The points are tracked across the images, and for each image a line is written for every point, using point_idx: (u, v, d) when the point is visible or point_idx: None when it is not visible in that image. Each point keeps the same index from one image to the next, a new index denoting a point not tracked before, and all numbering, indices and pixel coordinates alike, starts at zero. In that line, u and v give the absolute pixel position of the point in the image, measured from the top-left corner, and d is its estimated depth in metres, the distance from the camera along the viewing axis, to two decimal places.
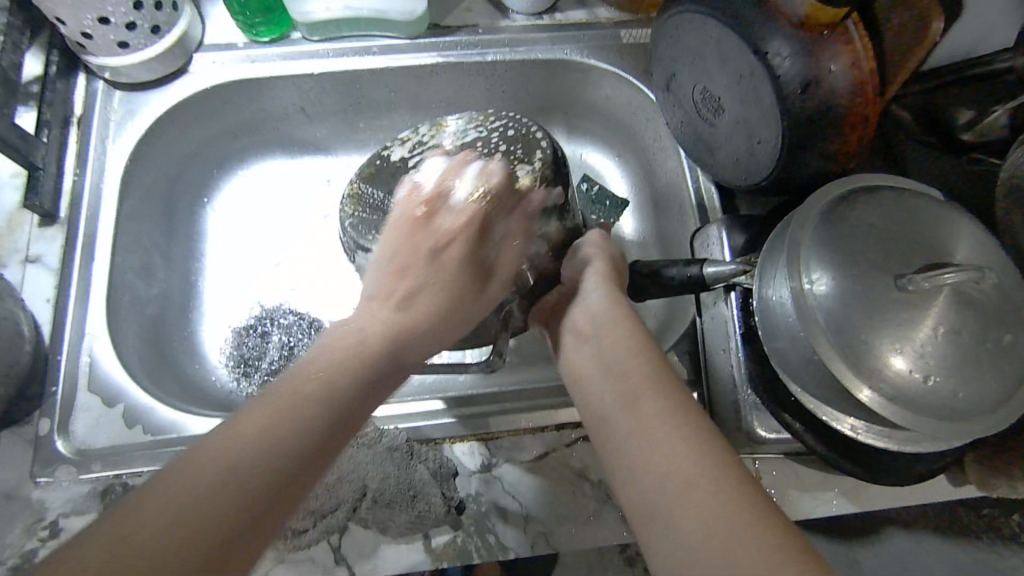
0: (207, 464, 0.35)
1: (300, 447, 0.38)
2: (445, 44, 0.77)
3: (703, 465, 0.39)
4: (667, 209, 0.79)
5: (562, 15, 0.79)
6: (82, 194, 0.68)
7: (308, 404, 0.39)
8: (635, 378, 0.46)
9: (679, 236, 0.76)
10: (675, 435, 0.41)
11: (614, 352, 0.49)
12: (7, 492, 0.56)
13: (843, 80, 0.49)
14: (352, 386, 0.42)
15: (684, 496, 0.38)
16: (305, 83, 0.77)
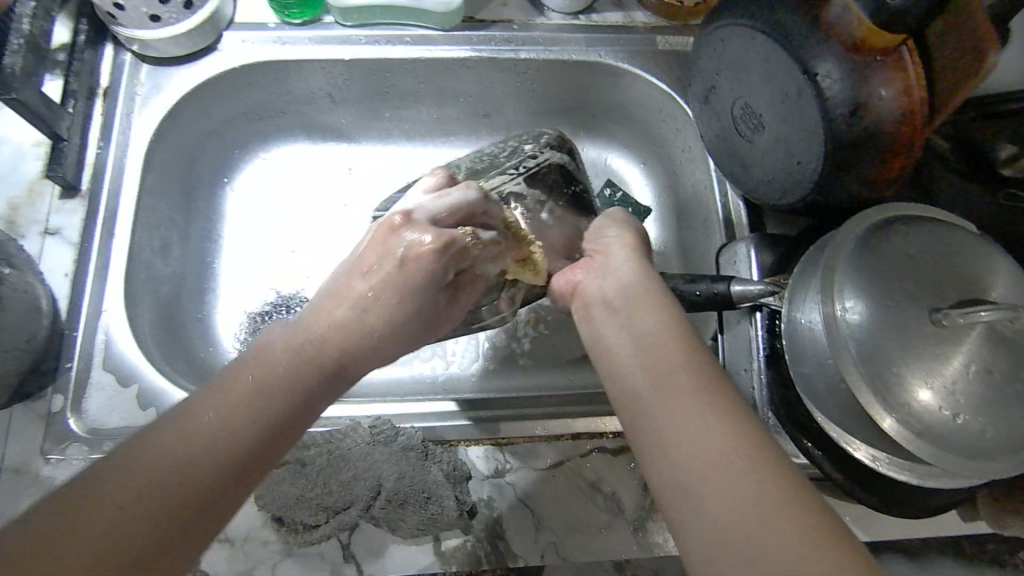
0: (155, 463, 0.37)
1: (220, 463, 0.38)
2: (479, 37, 0.76)
3: (742, 454, 0.38)
4: (692, 220, 0.78)
5: (599, 17, 0.78)
6: (105, 168, 0.67)
7: (276, 413, 0.42)
8: (669, 360, 0.44)
9: (702, 248, 0.75)
10: (711, 419, 0.40)
11: (647, 332, 0.47)
12: (16, 466, 0.55)
13: (892, 106, 0.48)
14: (290, 399, 0.43)
15: (722, 483, 0.37)
16: (334, 68, 0.76)
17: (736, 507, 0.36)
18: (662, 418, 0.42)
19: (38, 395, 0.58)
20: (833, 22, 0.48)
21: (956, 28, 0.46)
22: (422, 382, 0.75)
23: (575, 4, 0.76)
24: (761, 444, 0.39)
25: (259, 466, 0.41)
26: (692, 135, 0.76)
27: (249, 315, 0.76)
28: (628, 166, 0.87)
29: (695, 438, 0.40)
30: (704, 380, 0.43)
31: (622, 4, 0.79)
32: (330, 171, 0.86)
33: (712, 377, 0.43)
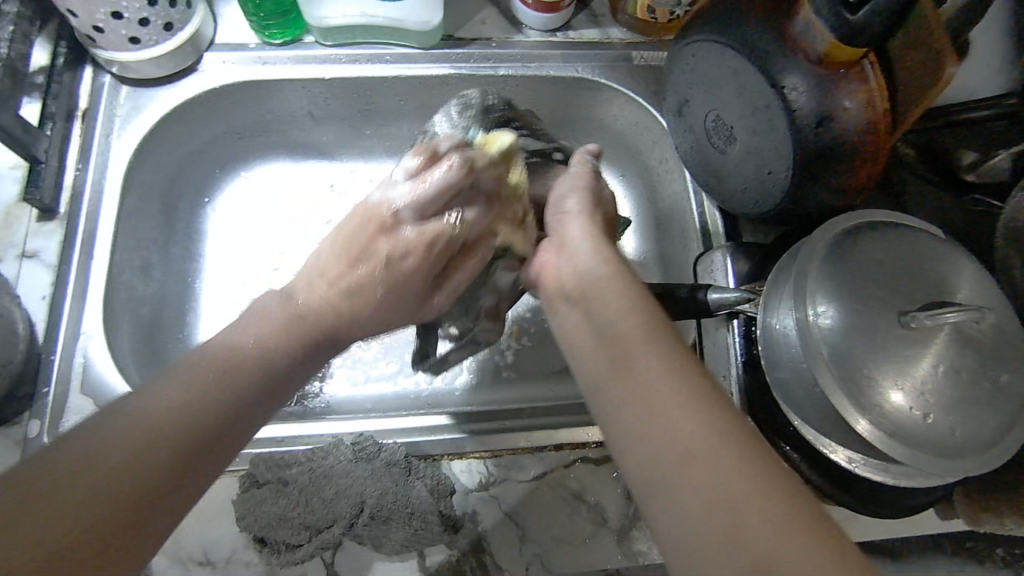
0: (97, 451, 0.36)
1: (163, 451, 0.38)
2: (457, 55, 0.77)
3: (699, 413, 0.39)
4: (670, 230, 0.79)
5: (575, 33, 0.80)
6: (84, 190, 0.67)
7: (227, 396, 0.43)
8: (624, 325, 0.45)
9: (681, 258, 0.76)
10: (666, 380, 0.41)
11: (601, 300, 0.48)
12: None
13: (857, 117, 0.49)
14: (238, 392, 0.44)
15: (682, 442, 0.38)
16: (314, 87, 0.77)
17: (699, 463, 0.36)
18: (621, 388, 0.42)
19: (15, 420, 0.57)
20: (797, 37, 0.49)
21: (914, 39, 0.47)
22: (406, 397, 0.75)
23: (551, 22, 0.78)
24: (714, 401, 0.40)
25: (204, 461, 0.40)
26: (669, 147, 0.78)
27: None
28: (607, 179, 0.88)
29: (654, 399, 0.40)
30: (658, 342, 0.43)
31: (598, 21, 0.81)
32: (312, 189, 0.86)
33: (666, 337, 0.44)
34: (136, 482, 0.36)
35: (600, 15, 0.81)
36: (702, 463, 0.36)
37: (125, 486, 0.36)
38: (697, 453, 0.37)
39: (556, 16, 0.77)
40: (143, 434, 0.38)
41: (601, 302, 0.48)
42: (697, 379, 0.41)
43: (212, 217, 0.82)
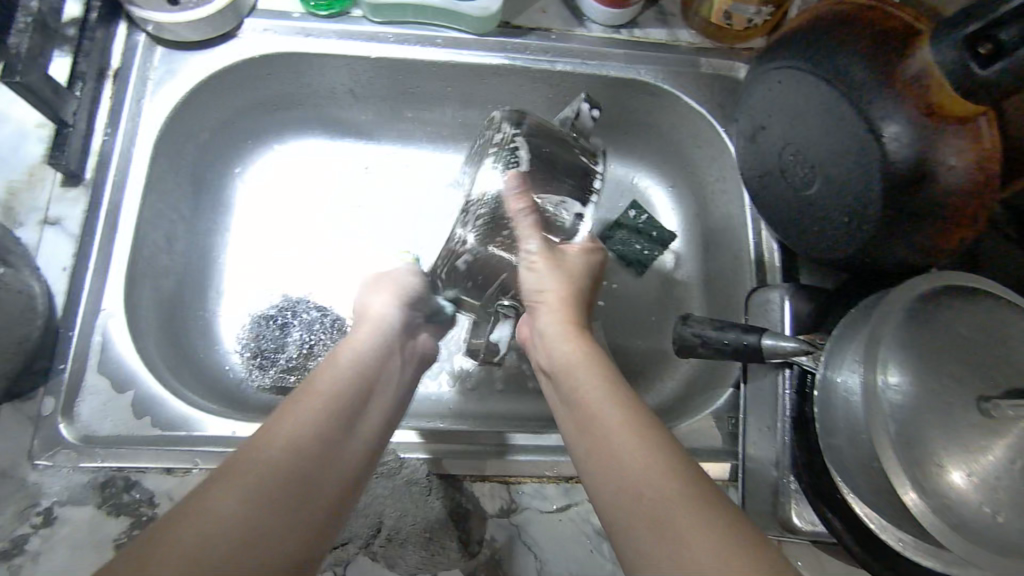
0: (232, 494, 0.37)
1: (282, 479, 0.38)
2: (513, 45, 0.72)
3: (686, 502, 0.38)
4: (720, 254, 0.75)
5: (641, 32, 0.74)
6: (111, 157, 0.63)
7: (330, 429, 0.43)
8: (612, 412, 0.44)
9: (729, 286, 0.72)
10: (650, 466, 0.40)
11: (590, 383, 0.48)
12: (3, 469, 0.53)
13: (961, 176, 0.45)
14: (322, 413, 0.44)
15: (662, 531, 0.37)
16: (359, 66, 0.72)
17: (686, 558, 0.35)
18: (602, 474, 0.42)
19: (28, 396, 0.55)
20: (911, 79, 0.45)
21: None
22: (426, 400, 0.73)
23: (618, 18, 0.72)
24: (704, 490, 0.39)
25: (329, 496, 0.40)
26: (731, 169, 0.72)
27: (252, 317, 0.73)
28: (655, 191, 0.83)
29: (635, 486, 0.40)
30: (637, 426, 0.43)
31: (667, 20, 0.74)
32: (345, 169, 0.82)
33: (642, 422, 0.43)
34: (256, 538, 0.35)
35: (670, 14, 0.75)
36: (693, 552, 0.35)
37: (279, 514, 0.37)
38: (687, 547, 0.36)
39: (623, 13, 0.71)
40: (281, 462, 0.39)
41: (588, 386, 0.47)
42: (684, 464, 0.40)
43: (243, 191, 0.78)
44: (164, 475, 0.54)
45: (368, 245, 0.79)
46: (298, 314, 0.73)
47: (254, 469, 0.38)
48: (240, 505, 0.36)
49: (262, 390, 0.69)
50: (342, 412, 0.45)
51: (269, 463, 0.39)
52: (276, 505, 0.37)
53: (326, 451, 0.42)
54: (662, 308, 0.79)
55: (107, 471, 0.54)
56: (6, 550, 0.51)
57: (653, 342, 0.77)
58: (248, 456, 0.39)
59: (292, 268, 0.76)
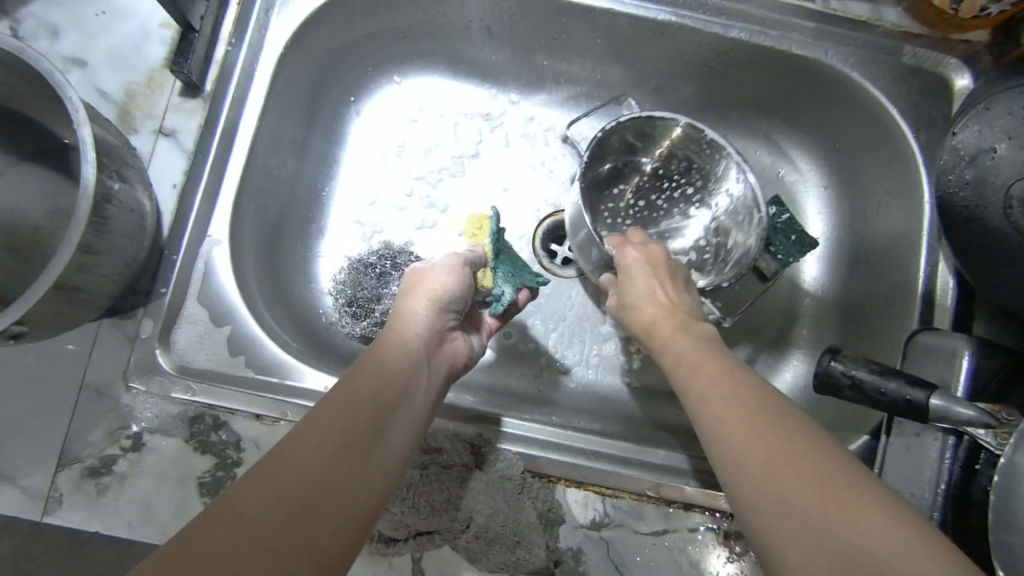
0: (249, 497, 0.33)
1: (304, 478, 0.34)
2: (685, 1, 0.62)
3: (827, 481, 0.33)
4: (873, 277, 0.65)
5: (839, 4, 0.62)
6: (233, 71, 0.59)
7: (353, 428, 0.39)
8: (727, 408, 0.40)
9: (879, 316, 0.63)
10: (780, 445, 0.36)
11: (704, 382, 0.43)
12: (99, 385, 0.52)
13: None
14: (348, 414, 0.40)
15: (798, 512, 0.33)
16: (503, 1, 0.64)
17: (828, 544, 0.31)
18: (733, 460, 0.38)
19: (129, 314, 0.54)
20: None
21: None
22: (515, 379, 0.69)
23: None
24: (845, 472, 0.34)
25: (358, 493, 0.36)
26: (913, 186, 0.61)
27: (349, 261, 0.69)
28: (805, 193, 0.73)
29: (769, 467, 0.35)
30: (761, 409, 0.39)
31: None
32: (464, 114, 0.75)
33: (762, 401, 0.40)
34: (279, 536, 0.31)
35: None
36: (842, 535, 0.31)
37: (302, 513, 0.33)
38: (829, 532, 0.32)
39: None
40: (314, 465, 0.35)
41: (707, 385, 0.43)
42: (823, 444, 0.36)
43: (358, 126, 0.73)
44: (253, 420, 0.52)
45: (480, 202, 0.73)
46: (398, 265, 0.68)
47: (282, 473, 0.34)
48: (273, 506, 0.32)
49: (351, 339, 0.65)
50: (372, 411, 0.41)
51: (298, 463, 0.35)
52: (312, 507, 0.33)
53: (352, 448, 0.38)
54: (785, 324, 0.71)
55: (198, 406, 0.52)
56: (95, 468, 0.51)
57: (770, 359, 0.70)
58: (271, 460, 0.35)
59: (397, 217, 0.72)
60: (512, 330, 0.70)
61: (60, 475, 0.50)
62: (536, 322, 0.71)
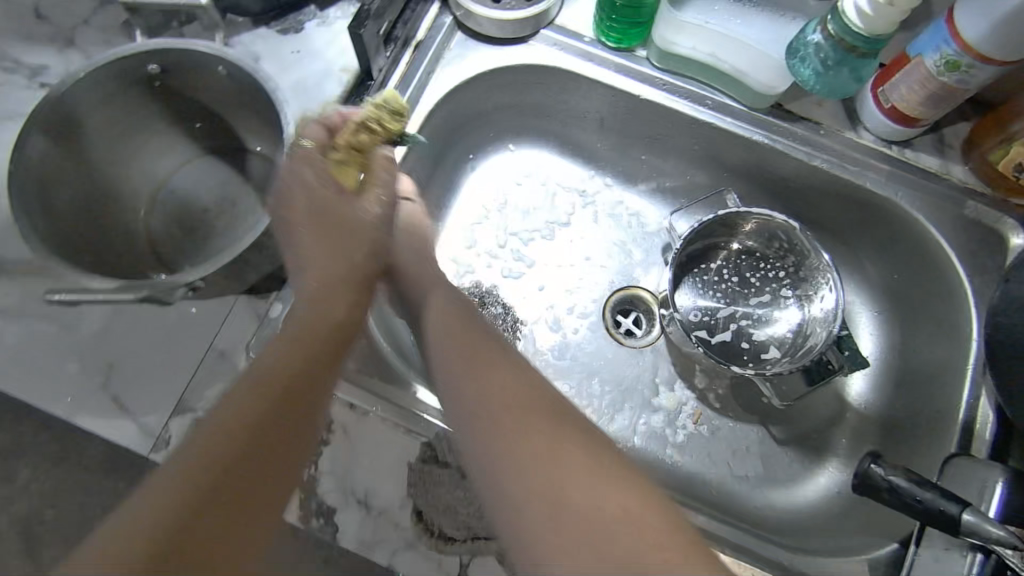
0: (198, 460, 0.44)
1: (231, 451, 0.45)
2: (778, 127, 0.72)
3: (566, 497, 0.44)
4: (917, 401, 0.70)
5: (912, 154, 0.71)
6: None
7: (253, 385, 0.49)
8: (488, 375, 0.51)
9: (919, 437, 0.68)
10: (539, 435, 0.47)
11: (513, 365, 0.52)
12: (225, 349, 0.60)
13: None
14: (268, 378, 0.50)
15: (572, 514, 0.44)
16: (622, 100, 0.75)
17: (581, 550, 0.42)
18: (487, 424, 0.48)
19: (264, 295, 0.62)
20: None
21: None
22: None
23: (895, 134, 0.70)
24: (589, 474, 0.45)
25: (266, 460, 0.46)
26: (962, 325, 0.67)
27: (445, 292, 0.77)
28: (859, 314, 0.79)
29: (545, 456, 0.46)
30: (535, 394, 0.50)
31: (942, 151, 0.72)
32: (563, 186, 0.85)
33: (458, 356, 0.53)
34: (196, 492, 0.42)
35: (947, 145, 0.72)
36: (595, 539, 0.43)
37: (212, 475, 0.43)
38: (542, 508, 0.44)
39: (906, 131, 0.69)
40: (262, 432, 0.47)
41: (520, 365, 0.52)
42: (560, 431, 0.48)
43: (472, 181, 0.84)
44: (345, 407, 0.58)
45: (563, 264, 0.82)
46: (487, 305, 0.77)
47: (234, 425, 0.46)
48: (222, 443, 0.45)
49: None
50: (285, 385, 0.50)
51: (247, 416, 0.47)
52: (253, 459, 0.46)
53: (244, 396, 0.48)
54: (827, 430, 0.75)
55: None
56: None
57: (807, 460, 0.74)
58: (228, 410, 0.47)
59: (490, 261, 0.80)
60: (571, 384, 0.77)
61: (176, 420, 0.58)
62: (595, 381, 0.77)
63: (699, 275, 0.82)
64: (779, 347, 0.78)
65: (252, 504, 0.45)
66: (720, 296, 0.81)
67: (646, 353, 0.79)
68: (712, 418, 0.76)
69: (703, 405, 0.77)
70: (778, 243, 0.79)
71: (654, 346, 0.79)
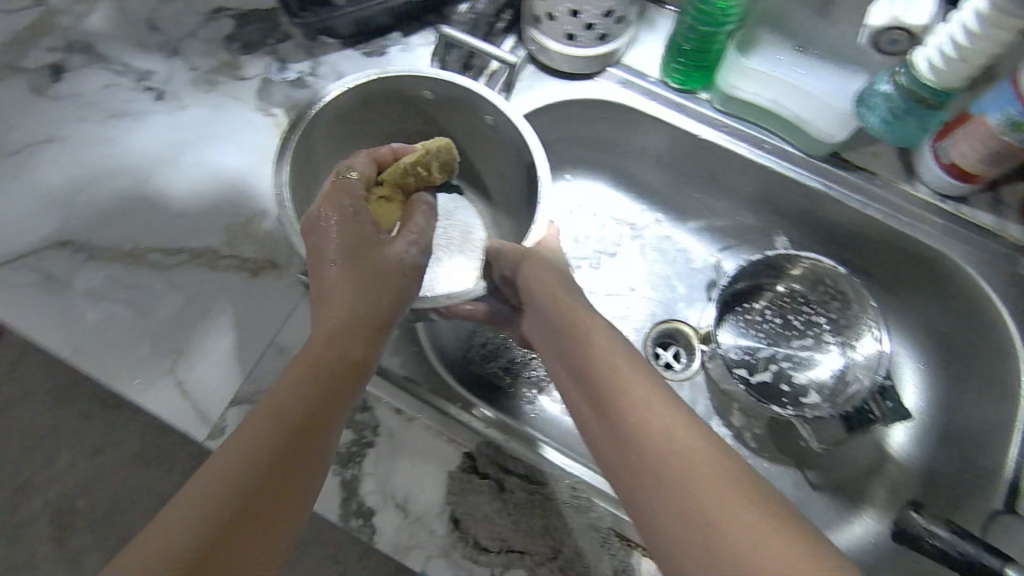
0: (218, 472, 0.42)
1: (260, 462, 0.43)
2: (834, 175, 0.74)
3: (690, 479, 0.41)
4: (962, 458, 0.70)
5: (968, 210, 0.72)
6: (461, 138, 0.74)
7: (284, 396, 0.48)
8: (613, 378, 0.50)
9: (962, 497, 0.67)
10: (654, 438, 0.44)
11: (607, 365, 0.51)
12: (284, 347, 0.64)
13: None
14: (299, 389, 0.48)
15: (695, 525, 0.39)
16: (680, 139, 0.78)
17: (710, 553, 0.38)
18: (614, 434, 0.47)
19: None
20: None
21: None
22: None
23: (951, 190, 0.71)
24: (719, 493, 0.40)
25: (293, 474, 0.45)
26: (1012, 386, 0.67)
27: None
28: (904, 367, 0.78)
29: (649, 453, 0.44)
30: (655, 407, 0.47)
31: (999, 209, 0.72)
32: (615, 217, 0.88)
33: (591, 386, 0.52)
34: (225, 503, 0.41)
35: (1004, 204, 0.72)
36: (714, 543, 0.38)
37: (243, 494, 0.42)
38: (667, 507, 0.41)
39: (960, 188, 0.70)
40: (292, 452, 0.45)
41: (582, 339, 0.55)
42: (690, 436, 0.44)
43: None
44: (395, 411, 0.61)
45: (607, 292, 0.84)
46: None
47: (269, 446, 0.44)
48: (250, 475, 0.42)
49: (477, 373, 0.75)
50: (310, 392, 0.49)
51: (269, 433, 0.45)
52: (286, 480, 0.44)
53: (270, 407, 0.47)
54: (865, 479, 0.75)
55: None
56: None
57: (842, 507, 0.74)
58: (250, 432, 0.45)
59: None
60: None
61: (231, 410, 0.61)
62: None
63: (742, 312, 0.82)
64: (820, 391, 0.78)
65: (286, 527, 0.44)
66: (763, 334, 0.82)
67: (686, 385, 0.80)
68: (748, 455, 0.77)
69: (740, 441, 0.77)
70: (824, 286, 0.80)
71: (693, 380, 0.80)
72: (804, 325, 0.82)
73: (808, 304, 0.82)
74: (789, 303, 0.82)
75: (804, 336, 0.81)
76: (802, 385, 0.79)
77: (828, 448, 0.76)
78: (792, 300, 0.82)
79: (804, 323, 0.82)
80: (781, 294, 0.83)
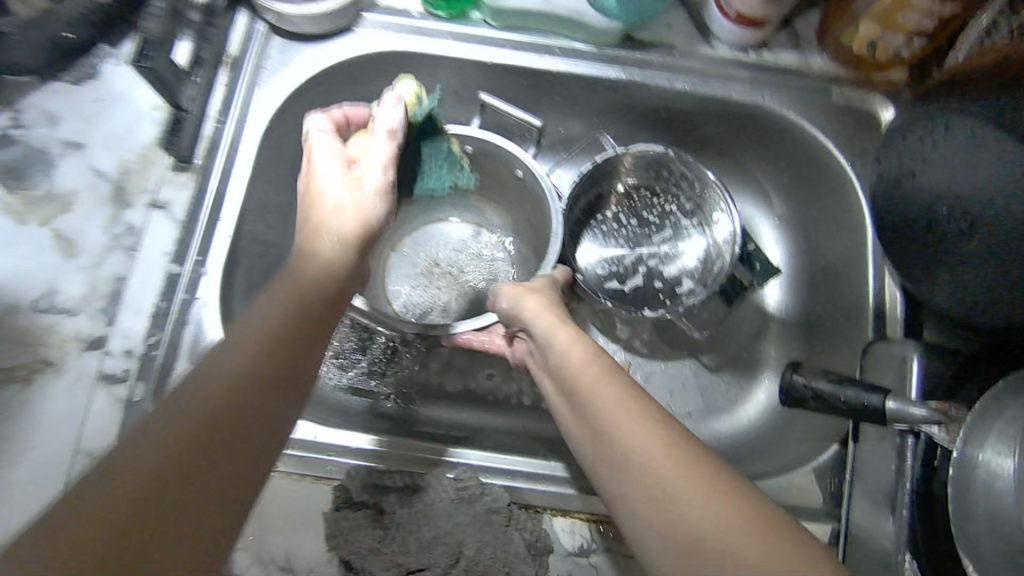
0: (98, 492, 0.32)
1: (163, 459, 0.33)
2: (633, 59, 0.69)
3: (637, 482, 0.39)
4: (832, 299, 0.70)
5: (771, 54, 0.69)
6: (220, 145, 0.64)
7: (229, 380, 0.38)
8: (583, 381, 0.47)
9: (841, 336, 0.67)
10: (633, 469, 0.40)
11: (584, 372, 0.47)
12: (88, 450, 0.54)
13: None
14: (244, 365, 0.39)
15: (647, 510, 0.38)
16: (467, 69, 0.70)
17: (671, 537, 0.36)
18: (591, 441, 0.44)
19: (122, 378, 0.56)
20: None
21: None
22: (495, 418, 0.70)
23: (748, 39, 0.68)
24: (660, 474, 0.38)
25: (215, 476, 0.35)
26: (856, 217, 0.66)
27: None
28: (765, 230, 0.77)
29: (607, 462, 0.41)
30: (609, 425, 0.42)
31: (799, 44, 0.69)
32: None
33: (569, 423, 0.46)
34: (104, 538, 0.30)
35: (804, 37, 0.69)
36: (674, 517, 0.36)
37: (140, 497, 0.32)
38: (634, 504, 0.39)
39: (755, 35, 0.67)
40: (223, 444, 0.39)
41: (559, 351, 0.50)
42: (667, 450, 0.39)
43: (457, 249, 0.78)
44: None
45: (461, 255, 0.78)
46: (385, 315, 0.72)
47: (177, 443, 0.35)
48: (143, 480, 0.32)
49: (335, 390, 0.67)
50: (257, 361, 0.40)
51: (190, 416, 0.36)
52: (213, 454, 0.35)
53: (177, 396, 0.37)
54: (756, 347, 0.73)
55: None
56: None
57: (743, 379, 0.72)
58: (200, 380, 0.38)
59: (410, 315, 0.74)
60: (493, 376, 0.73)
61: None
62: None
63: (597, 226, 0.78)
64: (692, 277, 0.76)
65: (223, 509, 0.35)
66: (622, 241, 0.78)
67: None
68: (643, 365, 0.74)
69: (631, 354, 0.74)
70: (663, 175, 0.77)
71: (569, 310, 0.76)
72: (659, 216, 0.79)
73: (656, 194, 0.79)
74: (637, 198, 0.79)
75: (662, 227, 0.78)
76: (673, 276, 0.77)
77: (710, 334, 0.74)
78: (640, 195, 0.79)
79: (657, 214, 0.79)
80: (627, 192, 0.79)
